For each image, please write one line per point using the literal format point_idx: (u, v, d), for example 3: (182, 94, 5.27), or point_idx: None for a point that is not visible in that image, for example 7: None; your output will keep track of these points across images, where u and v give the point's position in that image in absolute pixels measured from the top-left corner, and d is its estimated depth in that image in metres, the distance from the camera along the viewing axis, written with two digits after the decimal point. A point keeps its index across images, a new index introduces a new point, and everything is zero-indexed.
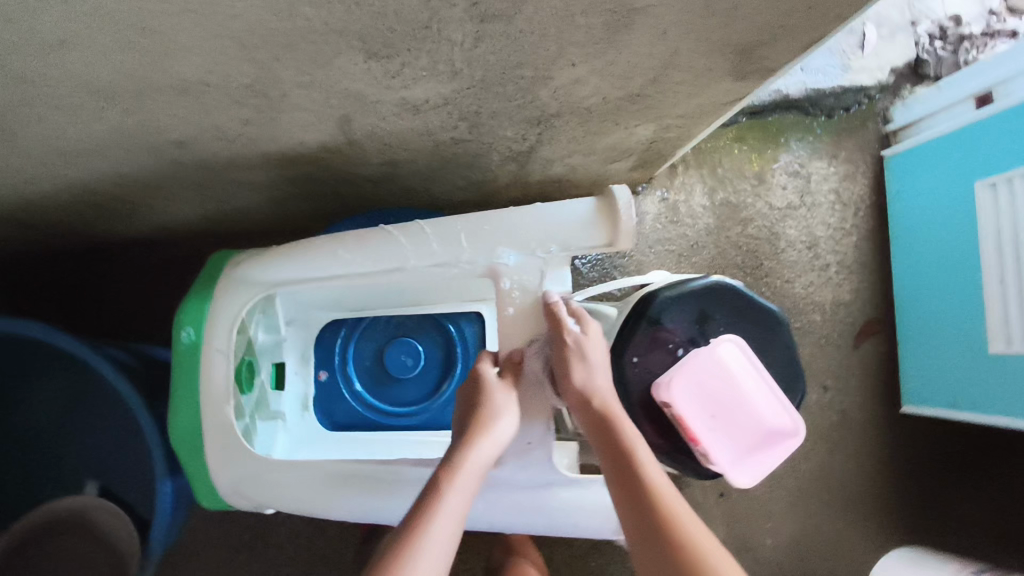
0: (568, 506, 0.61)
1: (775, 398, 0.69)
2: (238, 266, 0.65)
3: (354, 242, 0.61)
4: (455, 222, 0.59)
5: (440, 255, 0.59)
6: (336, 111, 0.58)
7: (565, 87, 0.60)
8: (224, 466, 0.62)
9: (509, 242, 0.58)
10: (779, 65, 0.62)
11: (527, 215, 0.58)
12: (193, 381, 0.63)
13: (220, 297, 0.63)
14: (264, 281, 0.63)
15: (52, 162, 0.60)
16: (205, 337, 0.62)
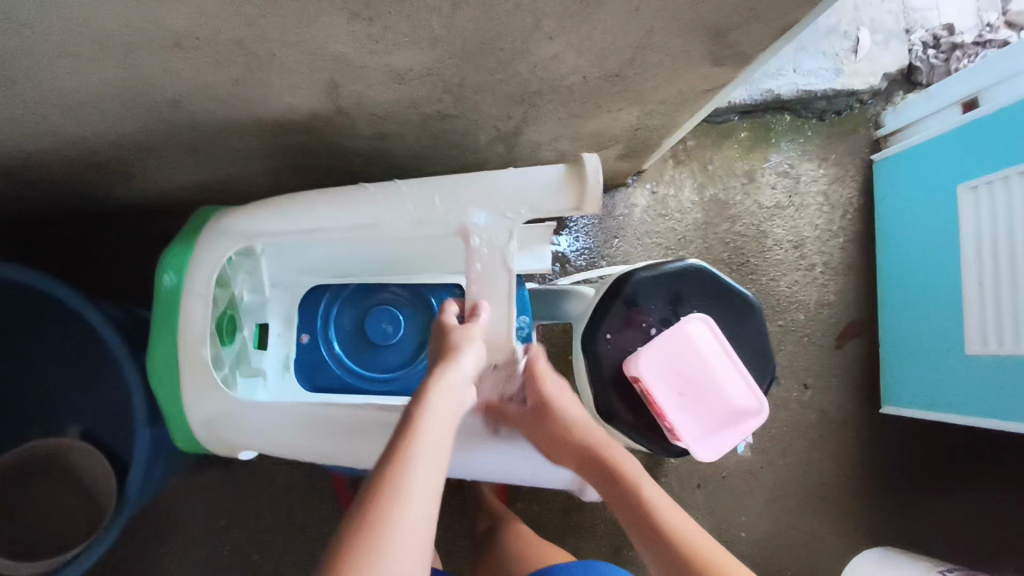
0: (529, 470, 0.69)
1: (742, 378, 0.71)
2: (221, 218, 0.67)
3: (332, 200, 0.64)
4: (431, 185, 0.62)
5: (415, 215, 0.62)
6: (323, 76, 0.60)
7: (545, 63, 0.62)
8: (202, 405, 0.65)
9: (480, 203, 0.61)
10: (754, 51, 0.64)
11: (499, 178, 0.61)
12: (172, 322, 0.65)
13: (203, 245, 0.66)
14: (245, 233, 0.65)
15: (51, 115, 0.63)
16: (186, 281, 0.65)
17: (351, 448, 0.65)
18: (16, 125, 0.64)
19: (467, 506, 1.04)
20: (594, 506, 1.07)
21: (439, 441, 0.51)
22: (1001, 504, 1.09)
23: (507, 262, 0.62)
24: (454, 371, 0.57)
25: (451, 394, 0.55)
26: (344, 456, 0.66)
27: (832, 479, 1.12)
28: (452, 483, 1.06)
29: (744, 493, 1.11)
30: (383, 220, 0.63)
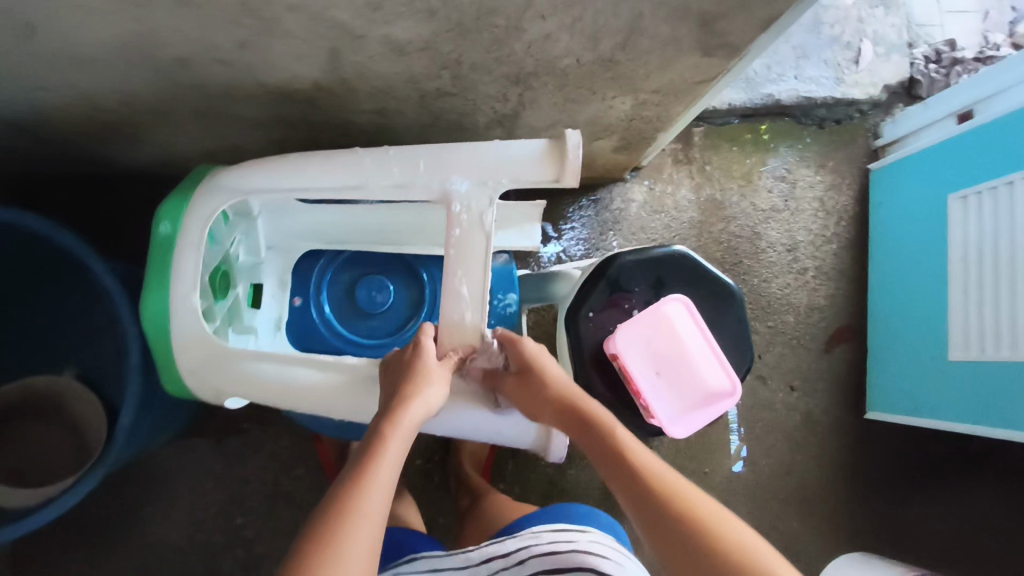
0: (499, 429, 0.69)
1: (718, 360, 0.74)
2: (218, 175, 0.69)
3: (321, 161, 0.67)
4: (416, 152, 0.65)
5: (400, 179, 0.65)
6: (325, 44, 0.63)
7: (539, 42, 0.65)
8: (191, 352, 0.67)
9: (463, 171, 0.64)
10: (741, 42, 0.66)
11: (481, 148, 0.64)
12: (164, 270, 0.67)
13: (198, 198, 0.68)
14: (239, 188, 0.68)
15: (67, 69, 0.66)
16: (180, 231, 0.67)
17: (326, 395, 0.67)
18: (35, 78, 0.67)
19: (449, 484, 1.06)
20: (575, 492, 1.09)
21: (389, 478, 0.53)
22: (980, 516, 1.09)
23: (486, 231, 0.64)
24: (416, 412, 0.58)
25: (409, 433, 0.57)
26: (323, 405, 0.67)
27: (813, 481, 1.13)
28: (436, 461, 1.08)
29: (725, 490, 1.12)
30: (370, 181, 0.66)
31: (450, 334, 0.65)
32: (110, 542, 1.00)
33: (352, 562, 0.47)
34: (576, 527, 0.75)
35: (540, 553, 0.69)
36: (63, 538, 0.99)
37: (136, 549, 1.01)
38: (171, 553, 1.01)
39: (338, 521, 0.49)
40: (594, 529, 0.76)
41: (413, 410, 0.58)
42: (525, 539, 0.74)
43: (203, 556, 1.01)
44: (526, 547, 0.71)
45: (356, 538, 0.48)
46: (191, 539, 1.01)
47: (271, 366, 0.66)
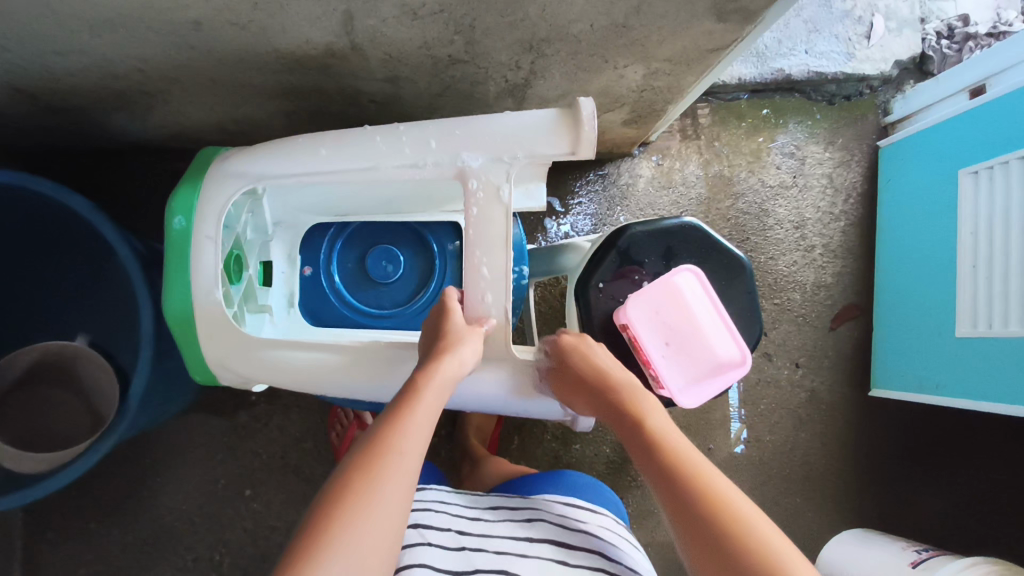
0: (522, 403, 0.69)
1: (726, 330, 0.73)
2: (224, 161, 0.66)
3: (333, 139, 0.65)
4: (428, 127, 0.63)
5: (412, 157, 0.63)
6: (338, 5, 0.62)
7: (552, 6, 0.64)
8: (217, 344, 0.65)
9: (474, 146, 0.62)
10: (757, 7, 0.65)
11: (493, 123, 0.62)
12: (183, 263, 0.64)
13: (209, 187, 0.65)
14: (249, 174, 0.65)
15: (79, 32, 0.65)
16: (195, 224, 0.64)
17: (351, 377, 0.65)
18: (45, 41, 0.66)
19: (454, 458, 1.07)
20: (581, 467, 1.10)
21: (422, 434, 0.55)
22: (979, 492, 1.10)
23: (506, 211, 0.62)
24: (452, 370, 0.58)
25: (443, 393, 0.58)
26: (352, 387, 0.65)
27: (816, 457, 1.13)
28: (443, 435, 1.08)
29: (730, 468, 1.12)
30: (382, 162, 0.64)
31: (473, 312, 0.64)
32: (118, 514, 1.01)
33: (380, 508, 0.48)
34: (591, 506, 0.75)
35: (552, 521, 0.69)
36: (71, 510, 1.00)
37: (144, 520, 1.01)
38: (178, 525, 1.02)
39: (370, 465, 0.50)
40: (606, 511, 0.75)
41: (449, 367, 0.58)
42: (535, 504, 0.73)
43: (210, 528, 1.02)
44: (538, 510, 0.71)
45: (392, 483, 0.50)
46: (199, 510, 1.02)
47: (301, 351, 0.64)
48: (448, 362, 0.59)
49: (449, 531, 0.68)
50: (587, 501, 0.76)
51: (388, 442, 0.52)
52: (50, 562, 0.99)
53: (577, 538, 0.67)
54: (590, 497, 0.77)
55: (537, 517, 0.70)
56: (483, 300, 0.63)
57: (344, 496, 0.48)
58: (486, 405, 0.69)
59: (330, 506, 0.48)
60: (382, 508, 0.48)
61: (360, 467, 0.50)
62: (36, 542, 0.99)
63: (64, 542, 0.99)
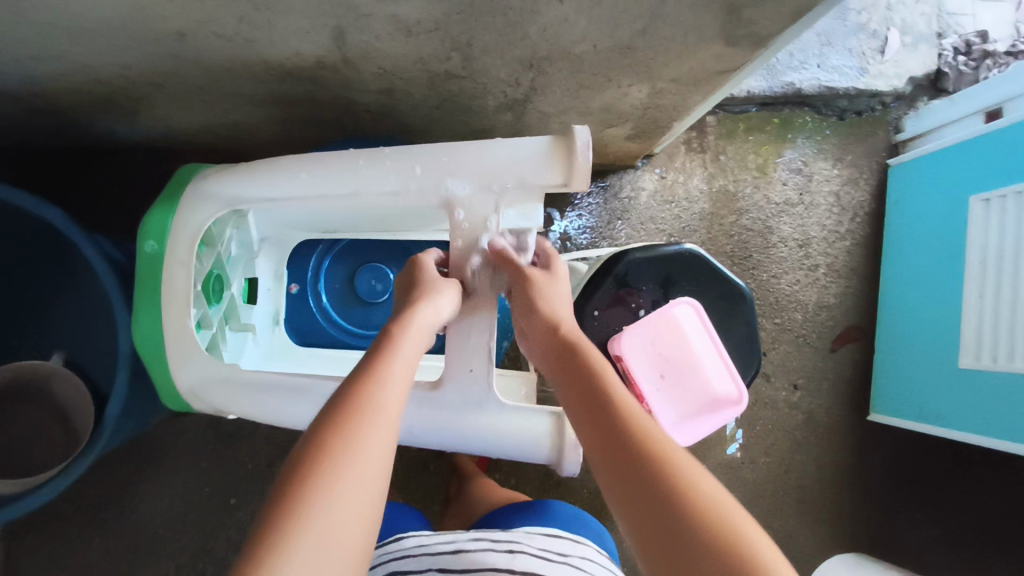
0: (495, 430, 0.62)
1: (724, 367, 0.72)
2: (203, 179, 0.64)
3: (315, 161, 0.62)
4: (414, 151, 0.60)
5: (395, 184, 0.60)
6: (328, 21, 0.59)
7: (554, 26, 0.61)
8: (190, 371, 0.62)
9: (461, 175, 0.60)
10: (769, 33, 0.63)
11: (483, 149, 0.59)
12: (157, 288, 0.62)
13: (185, 209, 0.62)
14: (227, 197, 0.62)
15: (57, 39, 0.62)
16: (167, 248, 0.62)
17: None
18: (22, 46, 0.63)
19: (442, 473, 1.05)
20: (571, 484, 1.08)
21: (402, 380, 0.50)
22: (975, 520, 1.09)
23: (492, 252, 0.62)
24: (426, 318, 0.56)
25: (420, 338, 0.55)
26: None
27: (811, 480, 1.11)
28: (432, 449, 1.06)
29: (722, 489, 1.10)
30: (364, 187, 0.61)
31: (458, 353, 0.62)
32: (101, 520, 0.99)
33: (365, 454, 0.43)
34: (572, 536, 0.72)
35: (531, 553, 0.66)
36: (53, 514, 0.98)
37: (127, 526, 1.00)
38: (161, 533, 1.00)
39: (352, 415, 0.45)
40: (587, 541, 0.73)
41: (424, 312, 0.56)
42: (515, 536, 0.69)
43: (194, 536, 1.01)
44: (518, 543, 0.67)
45: (377, 427, 0.45)
46: (183, 518, 1.01)
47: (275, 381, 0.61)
48: (423, 311, 0.56)
49: (429, 571, 0.65)
50: (568, 531, 0.74)
51: (366, 389, 0.47)
52: (31, 566, 0.98)
53: (556, 569, 0.63)
54: (570, 527, 0.75)
55: (518, 548, 0.66)
56: (466, 365, 0.62)
57: (324, 449, 0.42)
58: (463, 445, 0.63)
59: (312, 457, 0.42)
60: (370, 455, 0.43)
61: (338, 417, 0.45)
62: (17, 546, 0.98)
63: (46, 547, 0.98)
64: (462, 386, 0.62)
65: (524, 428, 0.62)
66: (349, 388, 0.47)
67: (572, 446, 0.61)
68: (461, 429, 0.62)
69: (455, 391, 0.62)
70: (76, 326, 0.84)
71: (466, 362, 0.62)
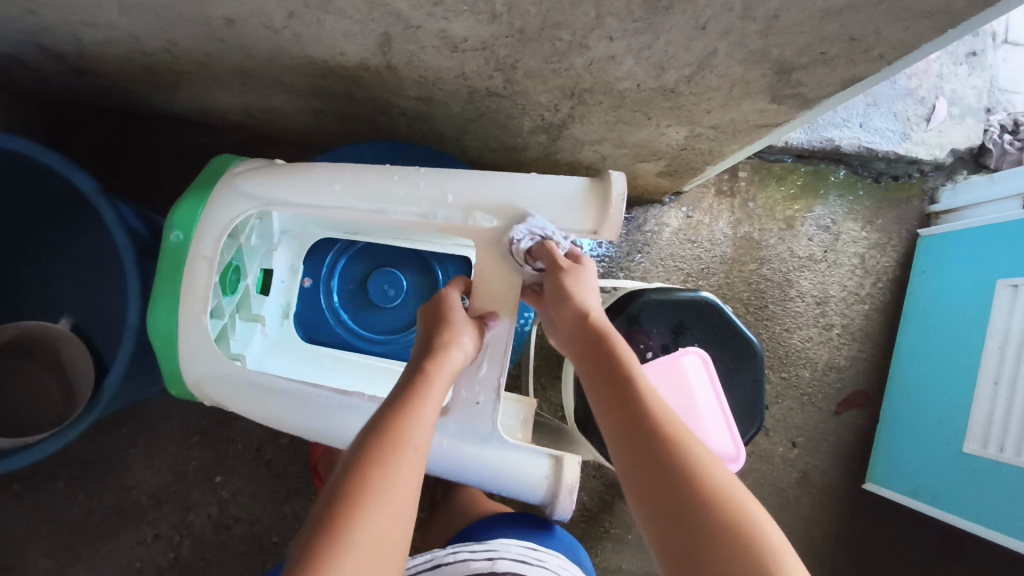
0: (490, 464, 0.61)
1: (725, 423, 0.71)
2: (236, 176, 0.63)
3: (351, 174, 0.61)
4: (450, 180, 0.61)
5: (424, 208, 0.60)
6: (376, 26, 0.59)
7: (601, 62, 0.61)
8: (198, 364, 0.62)
9: (492, 209, 0.60)
10: (816, 95, 0.62)
11: (519, 183, 0.60)
12: (176, 279, 0.62)
13: (215, 204, 0.62)
14: (258, 197, 0.62)
15: (108, 9, 0.62)
16: (193, 241, 0.61)
17: (325, 423, 0.61)
18: (74, 10, 0.64)
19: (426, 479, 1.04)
20: None
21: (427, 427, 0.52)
22: None
23: (517, 286, 0.62)
24: (455, 362, 0.58)
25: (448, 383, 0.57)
26: (330, 438, 0.62)
27: (797, 540, 1.09)
28: None
29: None
30: (392, 207, 0.61)
31: (466, 385, 0.61)
32: (86, 479, 1.00)
33: (397, 493, 0.46)
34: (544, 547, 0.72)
35: (512, 558, 0.67)
36: (40, 467, 0.99)
37: (111, 488, 1.00)
38: (144, 500, 1.01)
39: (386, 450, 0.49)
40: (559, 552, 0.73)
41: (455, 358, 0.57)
42: (491, 542, 0.69)
43: (175, 508, 1.01)
44: (496, 549, 0.68)
45: (400, 477, 0.47)
46: (167, 488, 1.01)
47: (281, 382, 0.62)
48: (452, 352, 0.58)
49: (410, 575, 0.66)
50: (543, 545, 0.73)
51: (399, 428, 0.51)
52: (13, 515, 0.98)
53: None
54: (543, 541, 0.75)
55: (496, 556, 0.67)
56: (473, 397, 0.62)
57: (367, 484, 0.46)
58: (458, 475, 0.63)
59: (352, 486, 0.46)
60: (401, 490, 0.47)
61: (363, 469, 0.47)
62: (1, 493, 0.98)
63: (30, 497, 0.99)
64: (465, 417, 0.61)
65: (520, 465, 0.61)
66: (373, 443, 0.49)
67: (566, 490, 0.61)
68: (458, 460, 0.62)
69: (457, 421, 0.61)
70: (93, 288, 0.85)
71: (473, 396, 0.61)
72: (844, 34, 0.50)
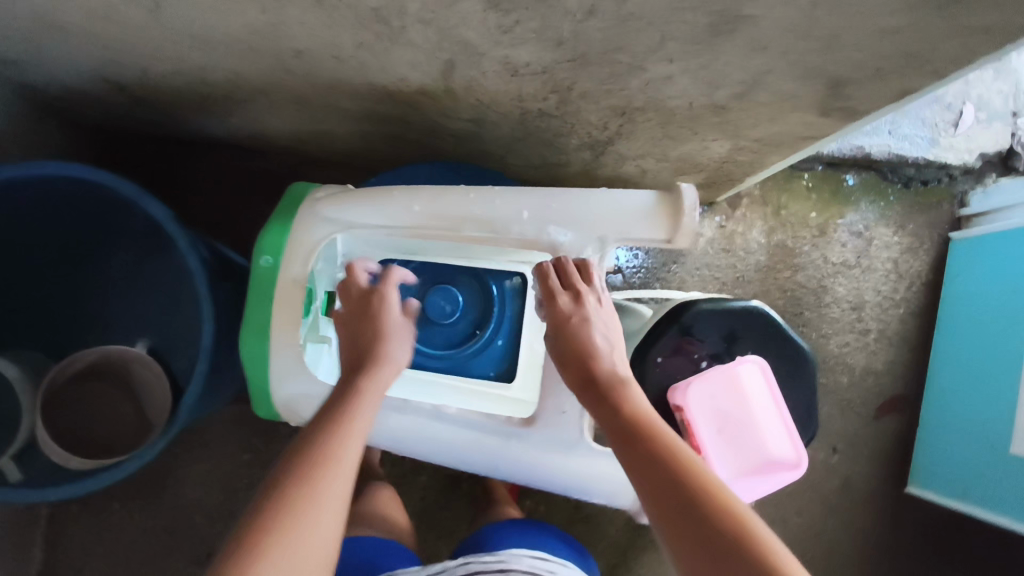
0: (579, 471, 0.66)
1: (786, 430, 0.72)
2: (316, 202, 0.66)
3: (429, 196, 0.63)
4: (524, 196, 0.63)
5: (500, 226, 0.63)
6: (442, 55, 0.61)
7: (657, 82, 0.63)
8: (292, 385, 0.66)
9: (564, 223, 0.63)
10: (864, 108, 0.64)
11: (592, 199, 0.62)
12: (266, 304, 0.64)
13: (300, 229, 0.65)
14: (340, 222, 0.65)
15: (182, 44, 0.65)
16: (282, 265, 0.64)
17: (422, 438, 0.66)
18: (147, 47, 0.67)
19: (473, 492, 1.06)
20: (600, 520, 1.07)
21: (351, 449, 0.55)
22: None
23: None
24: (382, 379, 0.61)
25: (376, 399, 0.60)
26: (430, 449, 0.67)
27: (840, 545, 1.10)
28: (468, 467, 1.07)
29: None
30: (469, 225, 0.64)
31: (551, 396, 0.66)
32: (143, 499, 1.02)
33: (307, 522, 0.49)
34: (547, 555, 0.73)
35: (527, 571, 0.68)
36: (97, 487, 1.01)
37: (166, 508, 1.02)
38: (198, 518, 1.03)
39: (315, 469, 0.51)
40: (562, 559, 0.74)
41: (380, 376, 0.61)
42: (501, 554, 0.70)
43: (229, 525, 1.03)
44: (506, 562, 0.68)
45: (314, 505, 0.50)
46: (220, 506, 1.03)
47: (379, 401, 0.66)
48: (386, 368, 0.62)
49: None
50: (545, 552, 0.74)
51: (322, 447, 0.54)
52: (73, 537, 1.01)
53: None
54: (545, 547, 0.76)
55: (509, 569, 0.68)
56: (558, 407, 0.66)
57: (276, 512, 0.49)
58: (549, 482, 0.68)
59: (271, 511, 0.49)
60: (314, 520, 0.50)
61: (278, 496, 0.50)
62: (59, 514, 1.01)
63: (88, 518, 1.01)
64: (553, 426, 0.66)
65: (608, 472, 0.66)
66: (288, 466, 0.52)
67: None
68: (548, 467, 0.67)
69: (545, 430, 0.66)
70: (158, 311, 0.88)
71: (559, 406, 0.66)
72: (900, 51, 0.53)
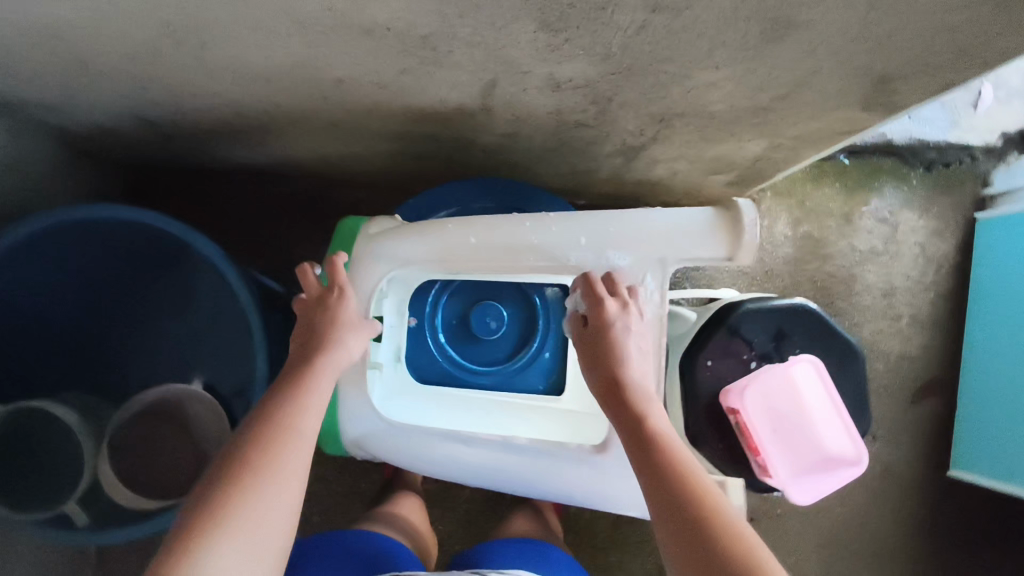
0: None
1: (842, 426, 0.73)
2: (373, 240, 0.70)
3: (484, 228, 0.65)
4: (580, 222, 0.64)
5: (558, 254, 0.64)
6: (485, 75, 0.61)
7: (699, 89, 0.63)
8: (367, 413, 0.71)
9: (622, 247, 0.63)
10: (908, 102, 0.64)
11: (647, 219, 0.62)
12: None
13: (361, 267, 0.70)
14: (398, 257, 0.69)
15: (220, 80, 0.65)
16: None
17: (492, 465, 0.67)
18: (183, 84, 0.67)
19: (519, 502, 1.06)
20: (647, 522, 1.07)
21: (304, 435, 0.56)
22: None
23: None
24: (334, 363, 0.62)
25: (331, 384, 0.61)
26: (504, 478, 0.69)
27: (886, 531, 1.11)
28: None
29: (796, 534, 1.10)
30: (528, 254, 0.65)
31: None
32: None
33: (257, 502, 0.51)
34: None
35: None
36: None
37: None
38: None
39: (270, 446, 0.54)
40: None
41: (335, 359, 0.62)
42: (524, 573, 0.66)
43: None
44: None
45: (263, 482, 0.52)
46: None
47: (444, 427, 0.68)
48: (341, 352, 0.63)
49: None
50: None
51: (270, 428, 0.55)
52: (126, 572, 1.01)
53: None
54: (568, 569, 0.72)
55: None
56: None
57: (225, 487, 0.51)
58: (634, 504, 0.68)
59: (225, 488, 0.51)
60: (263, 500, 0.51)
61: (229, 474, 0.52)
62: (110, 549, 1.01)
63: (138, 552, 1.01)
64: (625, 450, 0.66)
65: None
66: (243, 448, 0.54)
67: None
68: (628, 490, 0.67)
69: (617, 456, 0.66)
70: (200, 343, 0.88)
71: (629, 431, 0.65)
72: (952, 46, 0.53)
